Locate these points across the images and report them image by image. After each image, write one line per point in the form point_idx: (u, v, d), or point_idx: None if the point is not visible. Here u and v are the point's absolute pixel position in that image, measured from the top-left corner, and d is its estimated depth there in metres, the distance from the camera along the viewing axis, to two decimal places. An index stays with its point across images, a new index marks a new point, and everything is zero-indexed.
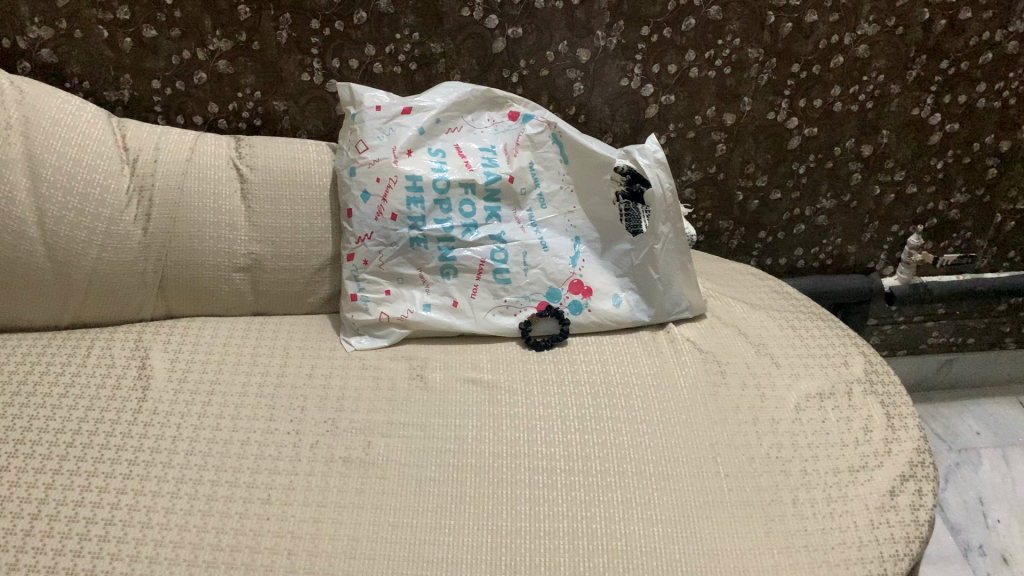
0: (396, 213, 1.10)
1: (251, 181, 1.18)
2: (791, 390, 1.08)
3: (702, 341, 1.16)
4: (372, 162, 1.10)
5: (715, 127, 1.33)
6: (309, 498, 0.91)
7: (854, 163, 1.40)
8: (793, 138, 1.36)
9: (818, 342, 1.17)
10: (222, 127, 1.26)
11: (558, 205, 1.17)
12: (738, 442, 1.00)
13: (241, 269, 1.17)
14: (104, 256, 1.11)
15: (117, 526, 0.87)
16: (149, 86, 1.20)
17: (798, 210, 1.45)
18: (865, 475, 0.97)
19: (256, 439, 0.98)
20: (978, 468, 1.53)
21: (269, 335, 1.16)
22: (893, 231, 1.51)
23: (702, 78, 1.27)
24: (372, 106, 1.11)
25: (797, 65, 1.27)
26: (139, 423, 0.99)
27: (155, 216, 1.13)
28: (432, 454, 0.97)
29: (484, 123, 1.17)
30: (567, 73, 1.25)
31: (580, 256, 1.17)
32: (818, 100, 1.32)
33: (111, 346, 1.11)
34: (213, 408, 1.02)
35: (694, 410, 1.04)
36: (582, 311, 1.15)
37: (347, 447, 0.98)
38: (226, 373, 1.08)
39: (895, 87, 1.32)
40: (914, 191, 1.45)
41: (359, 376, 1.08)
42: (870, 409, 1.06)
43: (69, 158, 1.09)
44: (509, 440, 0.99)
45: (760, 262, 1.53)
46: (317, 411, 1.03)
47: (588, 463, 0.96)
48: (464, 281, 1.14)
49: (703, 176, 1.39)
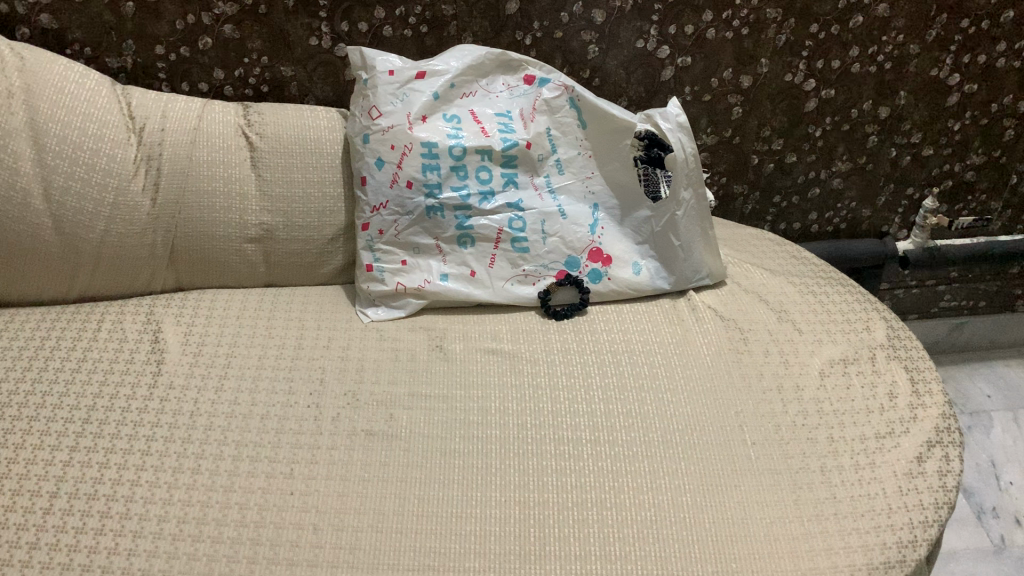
0: (411, 180, 1.07)
1: (260, 149, 1.14)
2: (815, 356, 1.07)
3: (723, 308, 1.13)
4: (386, 128, 1.07)
5: (731, 89, 1.31)
6: (333, 472, 0.90)
7: (871, 125, 1.38)
8: (809, 100, 1.33)
9: (840, 308, 1.15)
10: (228, 94, 1.23)
11: (576, 170, 1.14)
12: (763, 410, 0.98)
13: (253, 239, 1.14)
14: (112, 228, 1.09)
15: (137, 502, 0.85)
16: (153, 52, 1.17)
17: (814, 173, 1.43)
18: (892, 441, 0.97)
19: (275, 412, 0.97)
20: (990, 431, 1.54)
21: (283, 307, 1.14)
22: (908, 194, 1.49)
23: (719, 38, 1.25)
24: (385, 71, 1.07)
25: (816, 25, 1.25)
26: (155, 399, 0.98)
27: (164, 186, 1.10)
28: (455, 426, 0.95)
29: (499, 86, 1.13)
30: (582, 35, 1.22)
31: (599, 224, 1.13)
32: (836, 61, 1.29)
33: (121, 320, 1.09)
34: (230, 383, 1.00)
35: (718, 377, 1.02)
36: (601, 279, 1.12)
37: (369, 420, 0.96)
38: (241, 345, 1.06)
39: (914, 47, 1.29)
40: (930, 153, 1.43)
41: (378, 347, 1.06)
42: (894, 375, 1.05)
43: (75, 126, 1.05)
44: (532, 410, 0.97)
45: (774, 227, 1.51)
46: (336, 384, 1.01)
47: (613, 434, 0.94)
48: (482, 250, 1.11)
49: (718, 139, 1.37)
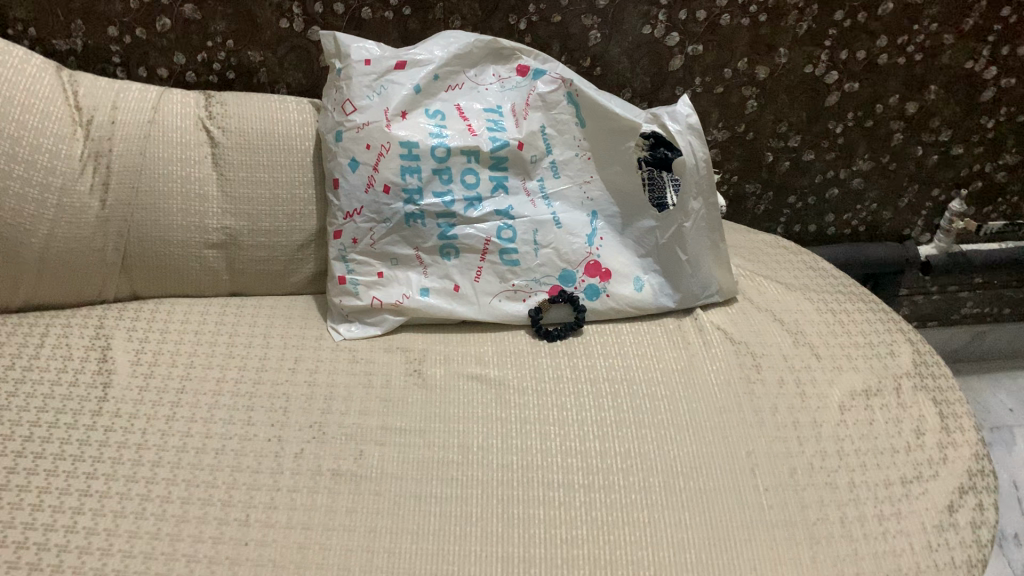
0: (388, 185, 0.96)
1: (223, 146, 1.03)
2: (834, 386, 0.96)
3: (733, 329, 1.03)
4: (361, 125, 0.95)
5: (746, 81, 1.19)
6: (295, 518, 0.80)
7: (896, 122, 1.26)
8: (830, 94, 1.22)
9: (861, 329, 1.05)
10: (190, 81, 1.11)
11: (573, 173, 1.03)
12: (778, 450, 0.88)
13: (213, 245, 1.04)
14: (57, 232, 0.97)
15: (72, 553, 0.75)
16: (105, 33, 1.05)
17: (832, 172, 1.32)
18: (919, 487, 0.86)
19: (232, 447, 0.87)
20: (1012, 448, 1.44)
21: (248, 321, 1.03)
22: (933, 196, 1.37)
23: (734, 26, 1.13)
24: (360, 60, 0.95)
25: (841, 12, 1.13)
26: (98, 429, 0.87)
27: (114, 186, 0.99)
28: (432, 466, 0.85)
29: (489, 78, 1.02)
30: (582, 19, 1.10)
31: (597, 234, 1.03)
32: (861, 52, 1.17)
33: (67, 334, 0.98)
34: (183, 411, 0.90)
35: (728, 411, 0.92)
36: (599, 296, 1.01)
37: (336, 458, 0.86)
38: (199, 367, 0.96)
39: (948, 37, 1.17)
40: (959, 152, 1.31)
41: (349, 371, 0.95)
42: (922, 409, 0.95)
43: (13, 118, 0.93)
44: (520, 449, 0.87)
45: (787, 229, 1.40)
46: (302, 414, 0.90)
47: (610, 477, 0.84)
48: (467, 262, 1.00)
49: (730, 135, 1.25)
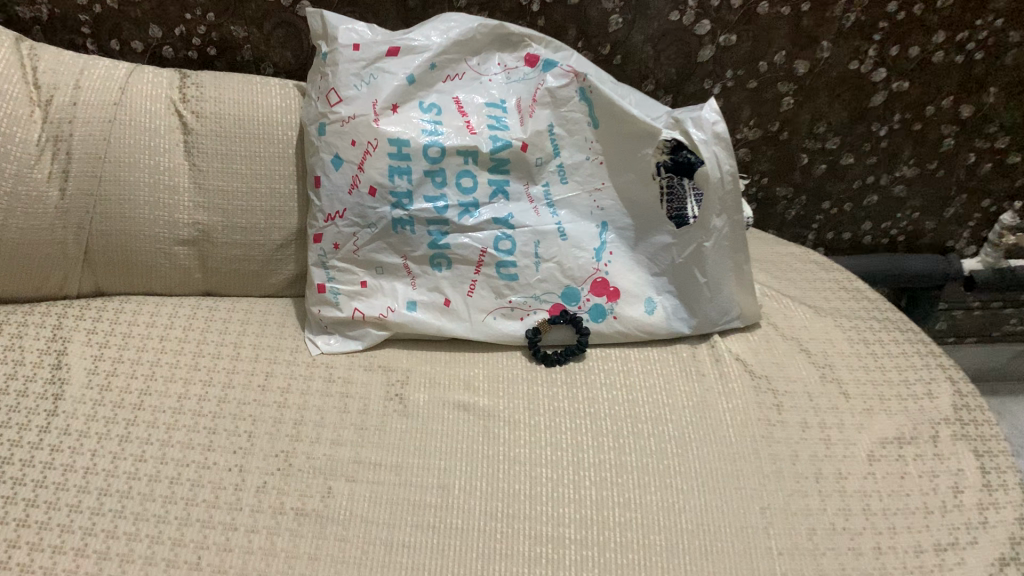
0: (374, 187, 0.86)
1: (197, 132, 0.94)
2: (863, 432, 0.86)
3: (753, 360, 0.92)
4: (346, 119, 0.85)
5: (783, 76, 1.07)
6: (249, 565, 0.71)
7: (948, 126, 1.14)
8: (876, 93, 1.09)
9: (896, 364, 0.94)
10: (167, 56, 1.01)
11: (582, 179, 0.93)
12: (798, 506, 0.78)
13: (185, 242, 0.95)
14: (9, 223, 0.88)
15: None
16: (72, 2, 0.95)
17: (872, 178, 1.20)
18: (954, 556, 0.75)
19: (188, 476, 0.78)
20: None
21: (219, 326, 0.94)
22: (983, 206, 1.25)
23: (773, 15, 1.01)
24: (348, 45, 0.85)
25: (895, 3, 1.00)
26: (43, 449, 0.78)
27: (75, 174, 0.90)
28: (408, 510, 0.76)
29: (493, 67, 0.91)
30: (602, 2, 0.98)
31: (606, 247, 0.93)
32: (915, 48, 1.05)
33: (21, 334, 0.89)
34: (138, 431, 0.81)
35: (742, 458, 0.82)
36: (605, 318, 0.92)
37: (301, 495, 0.77)
38: (160, 380, 0.87)
39: (1015, 35, 1.04)
40: (1016, 160, 1.18)
41: (324, 393, 0.87)
42: (961, 460, 0.83)
43: None
44: (505, 495, 0.77)
45: (819, 236, 1.29)
46: (268, 441, 0.81)
47: (605, 532, 0.75)
48: (460, 274, 0.90)
49: (761, 134, 1.14)
